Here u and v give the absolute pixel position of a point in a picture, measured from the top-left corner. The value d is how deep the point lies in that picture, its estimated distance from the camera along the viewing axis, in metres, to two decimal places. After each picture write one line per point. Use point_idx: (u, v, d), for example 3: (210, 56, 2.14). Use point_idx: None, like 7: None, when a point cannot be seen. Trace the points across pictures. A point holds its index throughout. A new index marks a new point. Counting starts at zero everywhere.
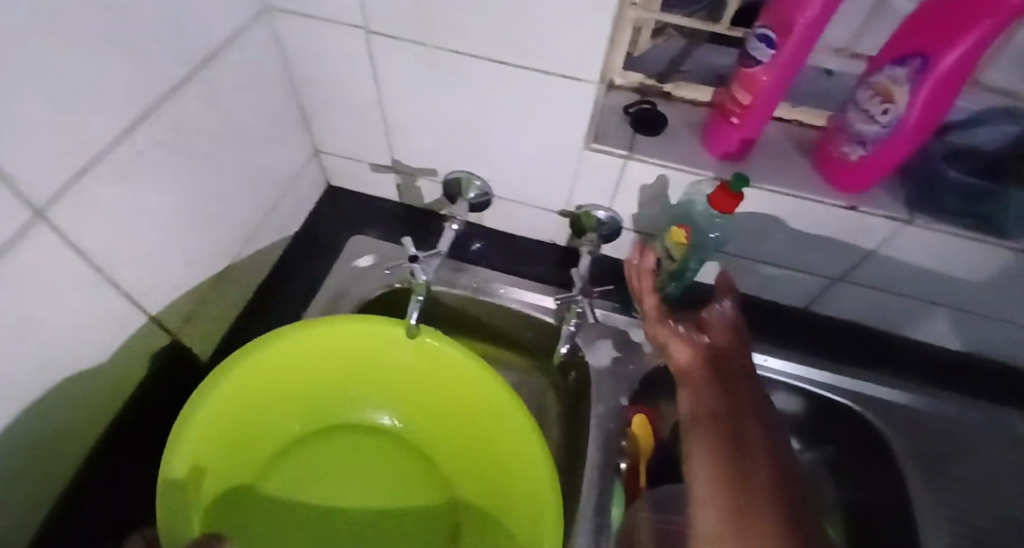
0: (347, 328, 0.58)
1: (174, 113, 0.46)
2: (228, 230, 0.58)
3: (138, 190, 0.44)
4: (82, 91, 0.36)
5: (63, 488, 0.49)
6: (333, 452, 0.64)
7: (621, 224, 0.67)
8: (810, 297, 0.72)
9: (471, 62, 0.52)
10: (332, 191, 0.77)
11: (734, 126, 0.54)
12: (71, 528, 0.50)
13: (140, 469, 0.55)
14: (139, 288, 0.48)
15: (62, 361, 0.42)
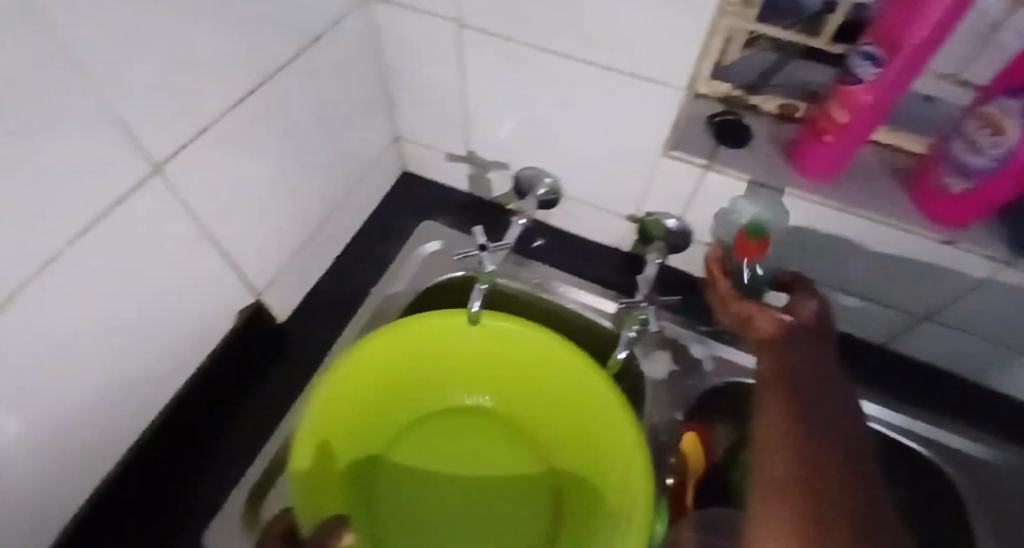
0: (432, 325, 0.62)
1: (277, 90, 0.49)
2: (314, 203, 0.61)
3: (241, 158, 0.48)
4: (201, 63, 0.40)
5: (151, 423, 0.52)
6: (434, 434, 0.69)
7: (692, 233, 0.65)
8: (887, 333, 0.68)
9: (558, 60, 0.53)
10: (407, 176, 0.80)
11: (826, 145, 0.52)
12: (147, 463, 0.52)
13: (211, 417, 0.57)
14: (234, 249, 0.52)
15: (164, 307, 0.46)
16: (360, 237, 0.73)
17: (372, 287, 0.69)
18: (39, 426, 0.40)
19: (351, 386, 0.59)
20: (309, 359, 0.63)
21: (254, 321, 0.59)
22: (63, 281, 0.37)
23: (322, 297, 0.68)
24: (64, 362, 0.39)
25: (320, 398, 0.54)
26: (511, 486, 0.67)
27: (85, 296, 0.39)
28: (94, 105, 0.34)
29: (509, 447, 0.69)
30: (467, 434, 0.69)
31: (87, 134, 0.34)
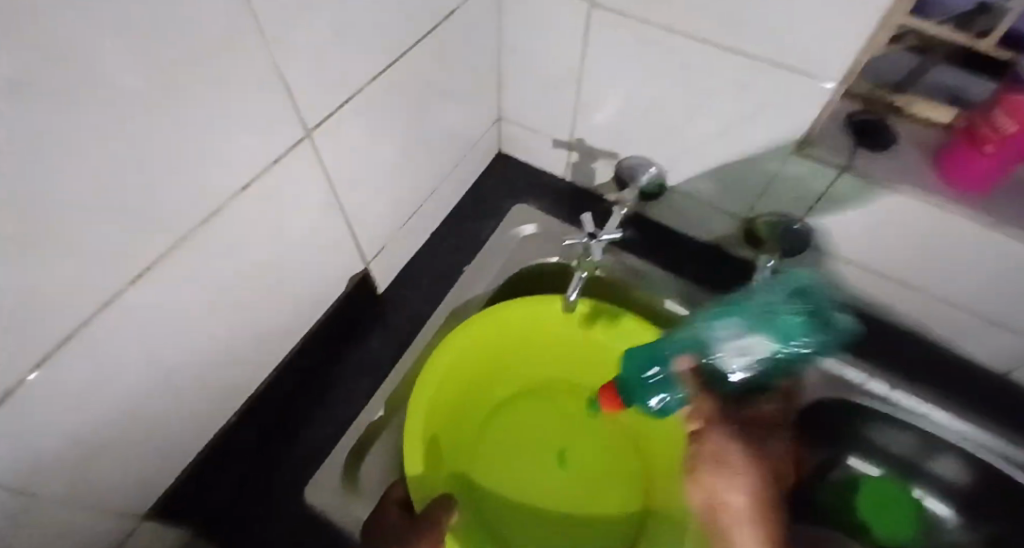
0: (530, 312, 0.63)
1: (410, 61, 0.49)
2: (423, 178, 0.62)
3: (372, 127, 0.49)
4: (354, 30, 0.41)
5: (267, 379, 0.53)
6: (523, 422, 0.70)
7: (812, 239, 0.61)
8: (1013, 365, 0.62)
9: (695, 47, 0.51)
10: (504, 158, 0.79)
11: (982, 155, 0.48)
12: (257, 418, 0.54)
13: (313, 379, 0.59)
14: (355, 216, 0.52)
15: (291, 267, 0.48)
16: (455, 215, 0.73)
17: (466, 265, 0.69)
18: (179, 368, 0.42)
19: (448, 375, 0.59)
20: (404, 331, 0.64)
21: (360, 289, 0.60)
22: (217, 231, 0.38)
23: (418, 271, 0.68)
24: (207, 309, 0.41)
25: (425, 382, 0.56)
26: (601, 473, 0.68)
27: (232, 249, 0.40)
28: (268, 64, 0.35)
29: (594, 433, 0.70)
30: (550, 425, 0.70)
31: (254, 92, 0.35)
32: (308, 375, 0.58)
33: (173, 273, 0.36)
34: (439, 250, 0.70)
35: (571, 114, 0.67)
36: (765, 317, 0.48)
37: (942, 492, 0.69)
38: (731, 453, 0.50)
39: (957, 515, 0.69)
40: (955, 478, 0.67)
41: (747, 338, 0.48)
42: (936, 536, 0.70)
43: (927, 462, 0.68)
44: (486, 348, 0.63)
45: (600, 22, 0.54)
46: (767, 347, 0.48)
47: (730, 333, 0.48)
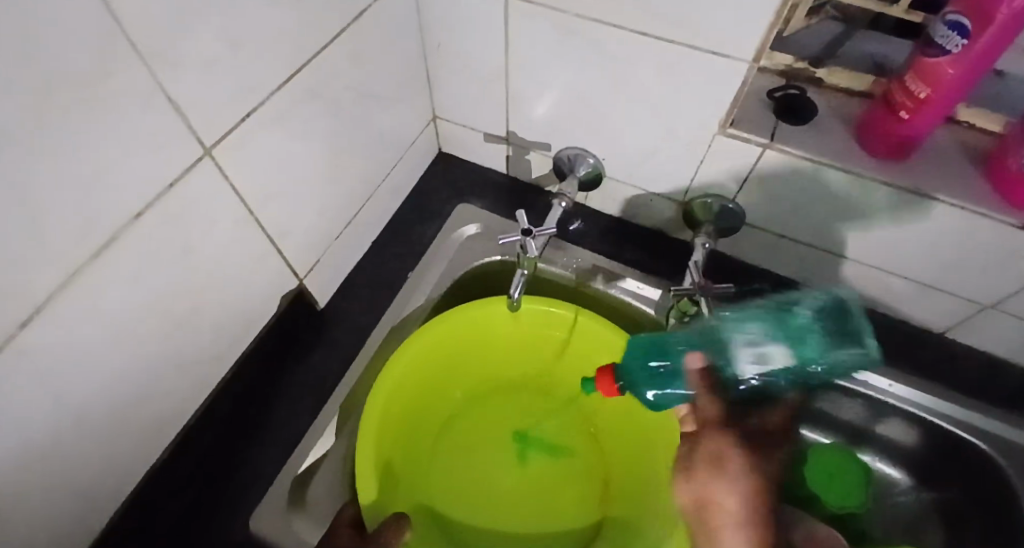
0: (476, 317, 0.62)
1: (323, 66, 0.48)
2: (354, 185, 0.60)
3: (287, 138, 0.47)
4: (252, 38, 0.39)
5: (199, 406, 0.52)
6: (479, 431, 0.69)
7: (742, 215, 0.62)
8: (948, 322, 0.64)
9: (613, 33, 0.50)
10: (443, 157, 0.78)
11: (900, 121, 0.48)
12: (193, 447, 0.52)
13: (253, 402, 0.57)
14: (277, 230, 0.51)
15: (211, 288, 0.46)
16: (395, 220, 0.72)
17: (409, 271, 0.68)
18: (95, 406, 0.40)
19: (399, 390, 0.58)
20: (347, 344, 0.63)
21: (295, 305, 0.58)
22: (115, 262, 0.36)
23: (360, 280, 0.67)
24: (118, 343, 0.39)
25: (374, 401, 0.55)
26: (560, 477, 0.67)
27: (138, 277, 0.38)
28: (149, 81, 0.33)
29: (551, 438, 0.69)
30: (508, 428, 0.70)
31: (138, 115, 0.33)
32: (247, 399, 0.57)
33: (71, 310, 0.34)
34: (379, 258, 0.69)
35: (503, 108, 0.66)
36: (789, 325, 0.48)
37: (890, 453, 0.72)
38: (737, 452, 0.49)
39: (906, 473, 0.72)
40: (903, 441, 0.68)
41: (769, 345, 0.47)
42: (887, 495, 0.72)
43: (874, 427, 0.69)
44: (437, 356, 0.62)
45: (519, 12, 0.53)
46: (788, 357, 0.47)
47: (751, 336, 0.48)
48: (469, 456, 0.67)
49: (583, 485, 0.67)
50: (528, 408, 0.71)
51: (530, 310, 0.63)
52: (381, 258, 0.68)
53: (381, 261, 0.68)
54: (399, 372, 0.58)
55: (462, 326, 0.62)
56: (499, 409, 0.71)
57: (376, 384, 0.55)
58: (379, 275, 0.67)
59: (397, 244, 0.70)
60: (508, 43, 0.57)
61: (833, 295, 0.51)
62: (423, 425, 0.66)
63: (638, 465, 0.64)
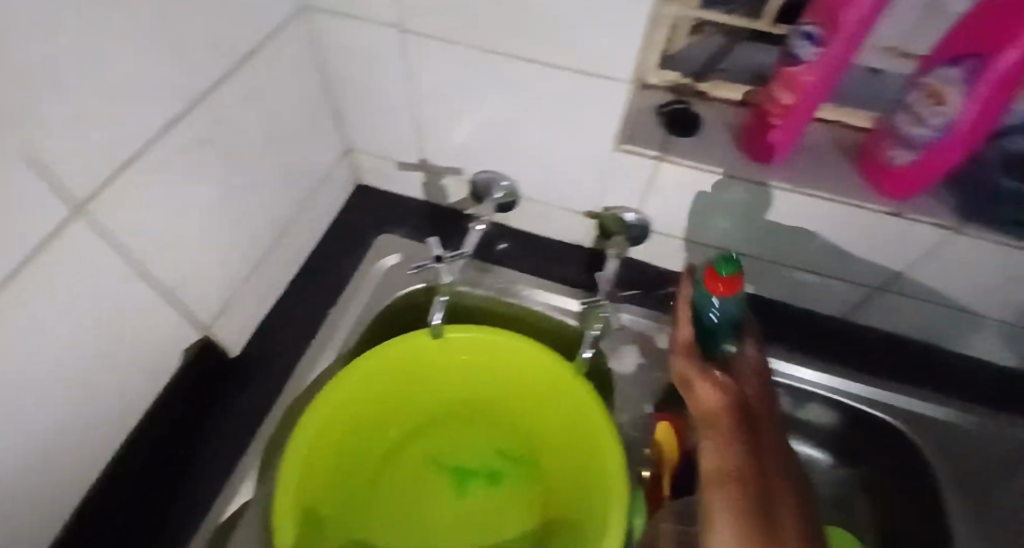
0: (398, 348, 0.61)
1: (214, 109, 0.47)
2: (262, 224, 0.59)
3: (179, 184, 0.46)
4: (129, 87, 0.38)
5: (100, 472, 0.49)
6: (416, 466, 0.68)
7: (650, 227, 0.65)
8: (848, 307, 0.68)
9: (507, 59, 0.51)
10: (361, 189, 0.77)
11: (773, 128, 0.52)
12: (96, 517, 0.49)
13: (164, 460, 0.54)
14: (177, 279, 0.49)
15: (105, 347, 0.44)
16: (314, 256, 0.70)
17: (329, 307, 0.67)
18: None
19: (322, 435, 0.56)
20: (266, 389, 0.61)
21: (206, 355, 0.56)
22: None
23: (278, 320, 0.65)
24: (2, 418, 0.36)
25: (292, 449, 0.53)
26: (501, 501, 0.66)
27: (18, 349, 0.36)
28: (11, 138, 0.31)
29: (491, 463, 0.69)
30: (445, 459, 0.68)
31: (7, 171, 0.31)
32: (157, 458, 0.54)
33: None
34: (299, 296, 0.67)
35: (415, 137, 0.66)
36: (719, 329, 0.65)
37: (812, 436, 0.74)
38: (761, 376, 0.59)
39: (830, 454, 0.74)
40: (824, 423, 0.71)
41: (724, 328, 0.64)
42: (813, 478, 0.75)
43: (795, 413, 0.72)
44: (362, 393, 0.60)
45: (416, 43, 0.54)
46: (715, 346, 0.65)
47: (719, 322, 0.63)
48: (407, 493, 0.66)
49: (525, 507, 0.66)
50: (464, 435, 0.70)
51: (451, 334, 0.62)
52: (299, 297, 0.67)
53: (300, 299, 0.67)
54: (321, 417, 0.56)
55: (383, 361, 0.60)
56: (434, 440, 0.70)
57: (296, 432, 0.53)
58: (299, 314, 0.66)
59: (316, 280, 0.68)
60: (410, 73, 0.58)
61: None
62: (353, 466, 0.64)
63: (575, 481, 0.63)
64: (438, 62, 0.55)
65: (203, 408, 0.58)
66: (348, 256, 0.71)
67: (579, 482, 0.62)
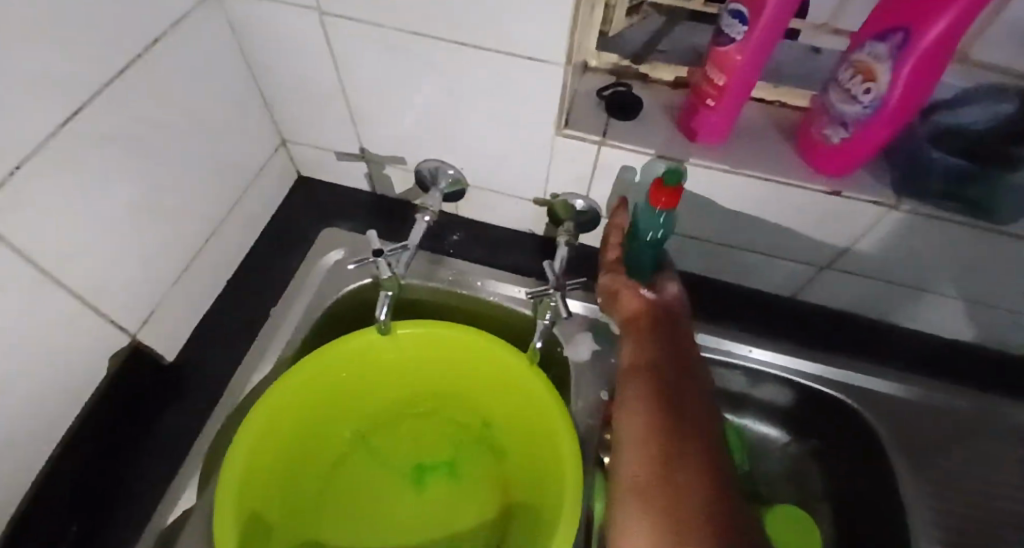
0: (345, 347, 0.59)
1: (119, 102, 0.44)
2: (191, 223, 0.56)
3: (88, 185, 0.43)
4: (12, 81, 0.35)
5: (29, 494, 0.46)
6: (372, 467, 0.67)
7: (600, 212, 0.64)
8: (795, 285, 0.69)
9: (437, 44, 0.50)
10: (303, 182, 0.75)
11: (708, 109, 0.51)
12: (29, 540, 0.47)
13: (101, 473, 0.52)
14: (95, 286, 0.46)
15: (13, 362, 0.41)
16: (254, 255, 0.68)
17: (272, 307, 0.64)
18: None
19: (266, 441, 0.55)
20: (207, 396, 0.58)
21: (138, 363, 0.54)
22: None
23: (217, 323, 0.62)
24: None
25: (233, 458, 0.51)
26: (458, 494, 0.66)
27: None
28: None
29: (447, 456, 0.68)
30: (401, 458, 0.68)
31: None
32: (91, 474, 0.51)
33: None
34: (239, 297, 0.64)
35: (352, 127, 0.64)
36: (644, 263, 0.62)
37: (767, 413, 0.75)
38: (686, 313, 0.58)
39: (783, 430, 0.76)
40: (776, 400, 0.73)
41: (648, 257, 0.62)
42: (768, 454, 0.76)
43: (751, 392, 0.73)
44: (308, 395, 0.58)
45: (341, 29, 0.52)
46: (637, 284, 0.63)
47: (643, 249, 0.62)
48: (363, 495, 0.65)
49: (483, 497, 0.66)
50: (421, 433, 0.70)
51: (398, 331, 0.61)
52: (240, 298, 0.64)
53: (241, 300, 0.64)
54: (264, 422, 0.54)
55: (329, 361, 0.58)
56: (391, 440, 0.69)
57: (237, 438, 0.51)
58: (240, 316, 0.63)
59: (257, 280, 0.66)
60: (340, 60, 0.55)
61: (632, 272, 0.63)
62: (304, 472, 0.63)
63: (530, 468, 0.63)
64: (367, 48, 0.53)
65: (139, 418, 0.55)
66: (291, 253, 0.68)
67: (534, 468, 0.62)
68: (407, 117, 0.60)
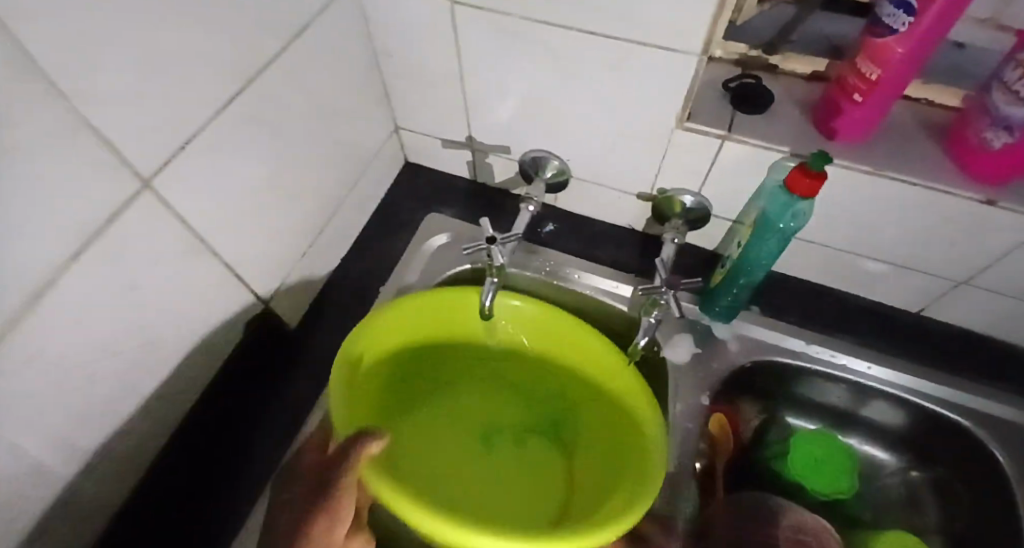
0: (438, 301, 0.61)
1: (265, 87, 0.47)
2: (314, 202, 0.59)
3: (234, 163, 0.46)
4: (180, 64, 0.38)
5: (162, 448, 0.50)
6: (440, 429, 0.65)
7: (711, 210, 0.61)
8: (922, 300, 0.64)
9: (561, 33, 0.49)
10: (410, 168, 0.77)
11: (854, 105, 0.49)
12: (154, 496, 0.50)
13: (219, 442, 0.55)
14: (236, 258, 0.50)
15: (167, 322, 0.45)
16: (364, 235, 0.71)
17: (379, 286, 0.67)
18: (49, 453, 0.38)
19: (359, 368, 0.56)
20: (318, 365, 0.62)
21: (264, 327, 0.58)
22: (60, 308, 0.35)
23: (331, 298, 0.66)
24: (69, 387, 0.38)
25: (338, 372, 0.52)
26: (523, 485, 0.63)
27: (83, 322, 0.37)
28: (69, 116, 0.32)
29: (517, 447, 0.66)
30: (468, 422, 0.66)
31: (70, 152, 0.32)
32: (211, 441, 0.54)
33: (9, 360, 0.33)
34: (349, 274, 0.68)
35: (461, 115, 0.65)
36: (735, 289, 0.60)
37: (876, 434, 0.70)
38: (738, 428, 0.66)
39: (893, 454, 0.70)
40: (887, 420, 0.67)
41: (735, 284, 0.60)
42: (875, 479, 0.70)
43: (861, 410, 0.68)
44: (398, 328, 0.60)
45: (462, 18, 0.53)
46: (732, 304, 0.62)
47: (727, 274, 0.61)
48: (434, 452, 0.63)
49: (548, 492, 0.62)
50: (487, 403, 0.68)
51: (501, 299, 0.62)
52: (349, 276, 0.67)
53: (351, 278, 0.67)
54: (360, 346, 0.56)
55: (422, 298, 0.60)
56: (458, 405, 0.67)
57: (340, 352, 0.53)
58: (350, 293, 0.66)
59: (365, 260, 0.69)
60: (457, 48, 0.56)
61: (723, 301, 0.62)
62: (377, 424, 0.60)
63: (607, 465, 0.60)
64: (486, 39, 0.54)
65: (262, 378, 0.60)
66: (397, 236, 0.71)
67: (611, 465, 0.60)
68: (519, 106, 0.60)
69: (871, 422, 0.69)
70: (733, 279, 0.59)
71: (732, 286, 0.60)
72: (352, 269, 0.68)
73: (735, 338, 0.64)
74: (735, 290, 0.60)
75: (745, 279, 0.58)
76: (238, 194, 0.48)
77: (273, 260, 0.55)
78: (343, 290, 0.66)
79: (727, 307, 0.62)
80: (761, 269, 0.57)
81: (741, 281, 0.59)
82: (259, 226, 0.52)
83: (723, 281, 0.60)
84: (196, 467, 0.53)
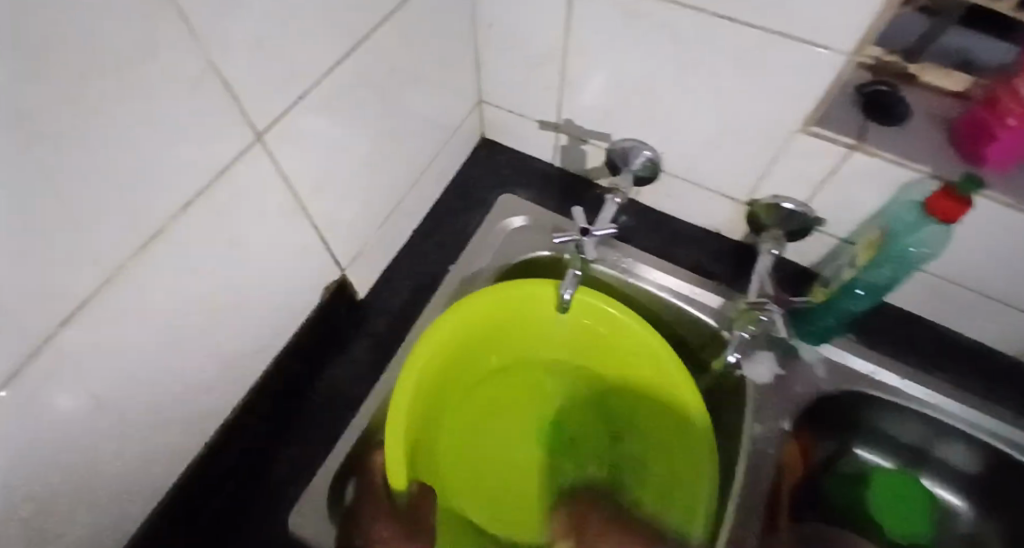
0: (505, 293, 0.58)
1: (376, 46, 0.44)
2: (398, 171, 0.57)
3: (337, 124, 0.44)
4: (304, 16, 0.35)
5: (204, 445, 0.47)
6: (495, 399, 0.65)
7: (820, 221, 0.56)
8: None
9: (690, 17, 0.46)
10: (486, 144, 0.74)
11: (1006, 129, 0.44)
12: (188, 499, 0.48)
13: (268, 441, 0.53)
14: (323, 222, 0.48)
15: (254, 282, 0.43)
16: (436, 210, 0.68)
17: (450, 264, 0.65)
18: (136, 404, 0.38)
19: (435, 358, 0.55)
20: (382, 340, 0.60)
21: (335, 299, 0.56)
22: (162, 259, 0.34)
23: (400, 272, 0.64)
24: (162, 341, 0.37)
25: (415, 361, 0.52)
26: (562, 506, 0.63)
27: (181, 276, 0.36)
28: (201, 60, 0.30)
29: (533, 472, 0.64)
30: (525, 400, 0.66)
31: (195, 96, 0.30)
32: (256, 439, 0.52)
33: (109, 306, 0.31)
34: (419, 249, 0.66)
35: (554, 94, 0.62)
36: (835, 312, 0.57)
37: (950, 477, 0.65)
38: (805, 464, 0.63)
39: (965, 501, 0.65)
40: (964, 464, 0.63)
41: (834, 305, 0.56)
42: (942, 524, 0.66)
43: (935, 450, 0.63)
44: (477, 319, 0.58)
45: None
46: (828, 325, 0.59)
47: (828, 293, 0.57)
48: (481, 419, 0.64)
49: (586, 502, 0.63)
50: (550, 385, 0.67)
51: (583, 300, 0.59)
52: (420, 252, 0.65)
53: (421, 253, 0.65)
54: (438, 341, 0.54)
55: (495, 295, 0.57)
56: (520, 380, 0.67)
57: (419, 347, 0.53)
58: (420, 269, 0.64)
59: (436, 235, 0.67)
60: (567, 22, 0.53)
61: (820, 323, 0.59)
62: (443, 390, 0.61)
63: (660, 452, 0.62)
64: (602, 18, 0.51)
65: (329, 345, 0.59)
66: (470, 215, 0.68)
67: (647, 465, 0.63)
68: (622, 91, 0.56)
69: (944, 464, 0.64)
70: (834, 302, 0.56)
71: (832, 309, 0.56)
72: (422, 243, 0.66)
73: (823, 362, 0.61)
74: (835, 312, 0.57)
75: (851, 302, 0.55)
76: (334, 157, 0.45)
77: (353, 228, 0.53)
78: (413, 265, 0.64)
79: (826, 328, 0.59)
80: (869, 296, 0.54)
81: (843, 304, 0.56)
82: (348, 190, 0.50)
83: (821, 304, 0.57)
84: (249, 455, 0.52)
